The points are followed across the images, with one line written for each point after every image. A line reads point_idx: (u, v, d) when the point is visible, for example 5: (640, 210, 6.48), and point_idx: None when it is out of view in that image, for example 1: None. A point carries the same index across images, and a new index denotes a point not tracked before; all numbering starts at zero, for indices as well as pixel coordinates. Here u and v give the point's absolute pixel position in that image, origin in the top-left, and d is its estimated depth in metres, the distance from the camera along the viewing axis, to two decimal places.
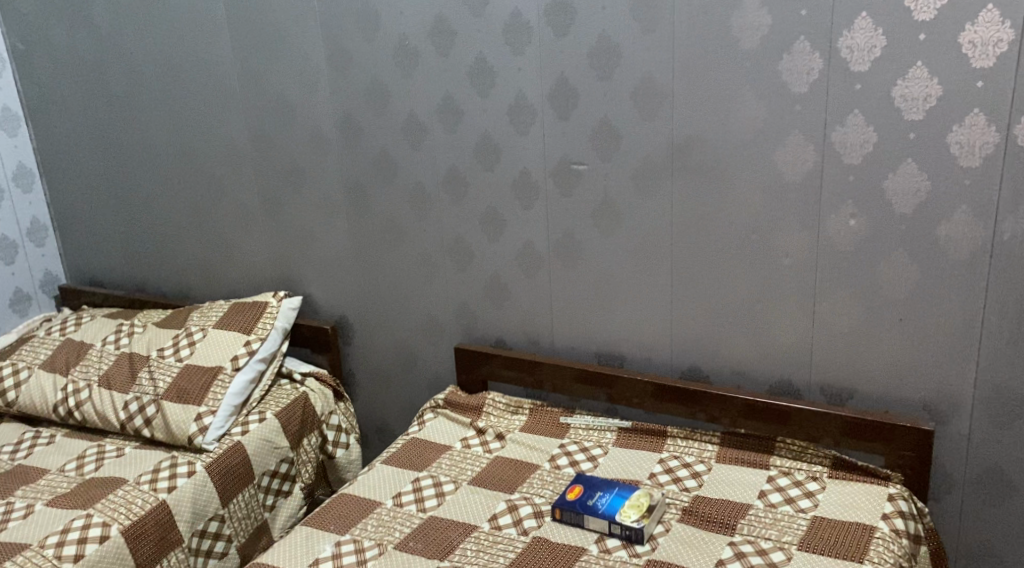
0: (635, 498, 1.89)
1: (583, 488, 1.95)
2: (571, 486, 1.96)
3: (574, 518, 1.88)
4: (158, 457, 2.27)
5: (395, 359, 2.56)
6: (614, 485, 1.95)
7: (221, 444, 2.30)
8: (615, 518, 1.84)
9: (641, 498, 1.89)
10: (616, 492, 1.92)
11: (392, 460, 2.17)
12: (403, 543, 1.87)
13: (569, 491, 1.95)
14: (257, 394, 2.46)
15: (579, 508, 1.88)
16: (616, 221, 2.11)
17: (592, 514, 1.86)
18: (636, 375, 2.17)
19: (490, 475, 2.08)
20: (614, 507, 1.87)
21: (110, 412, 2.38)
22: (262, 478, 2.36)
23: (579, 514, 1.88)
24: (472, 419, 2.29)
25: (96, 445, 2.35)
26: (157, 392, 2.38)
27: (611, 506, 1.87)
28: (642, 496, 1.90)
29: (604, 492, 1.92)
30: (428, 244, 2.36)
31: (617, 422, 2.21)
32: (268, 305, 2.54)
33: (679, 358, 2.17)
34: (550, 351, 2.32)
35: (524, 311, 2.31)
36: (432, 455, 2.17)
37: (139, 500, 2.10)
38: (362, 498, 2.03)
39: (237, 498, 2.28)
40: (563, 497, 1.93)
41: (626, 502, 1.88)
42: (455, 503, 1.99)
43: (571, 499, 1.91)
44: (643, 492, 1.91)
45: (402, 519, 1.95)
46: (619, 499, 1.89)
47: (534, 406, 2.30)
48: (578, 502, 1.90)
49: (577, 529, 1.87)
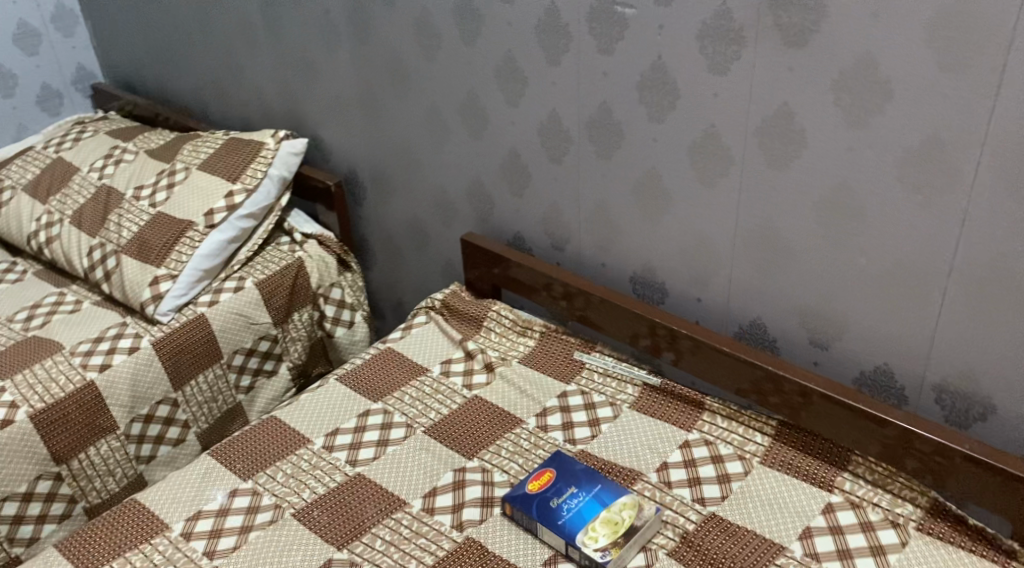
0: (611, 513, 1.36)
1: (553, 479, 1.42)
2: (538, 470, 1.44)
3: (524, 523, 1.38)
4: (110, 322, 1.93)
5: (405, 234, 2.03)
6: (598, 482, 1.41)
7: (179, 317, 1.92)
8: (575, 540, 1.31)
9: (623, 514, 1.35)
10: (593, 497, 1.38)
11: (351, 377, 1.70)
12: (305, 511, 1.44)
13: (531, 478, 1.43)
14: (243, 256, 2.05)
15: (535, 511, 1.36)
16: (671, 100, 1.41)
17: (547, 526, 1.34)
18: (677, 325, 1.54)
19: (454, 424, 1.58)
20: (584, 523, 1.34)
21: (75, 257, 2.03)
22: (233, 357, 1.98)
23: (531, 521, 1.36)
24: (463, 336, 1.75)
25: (57, 293, 2.04)
26: (120, 243, 1.99)
27: (578, 519, 1.34)
28: (626, 511, 1.35)
29: (578, 493, 1.39)
30: (436, 95, 1.75)
31: (644, 375, 1.61)
32: (264, 148, 2.05)
33: (740, 308, 1.50)
34: (576, 263, 1.70)
35: (546, 204, 1.68)
36: (400, 379, 1.68)
37: (61, 380, 1.79)
38: (289, 429, 1.60)
39: (196, 379, 1.94)
40: (523, 486, 1.42)
41: (599, 514, 1.35)
42: (394, 460, 1.52)
43: (531, 494, 1.39)
44: (631, 503, 1.37)
45: (322, 473, 1.51)
46: (594, 509, 1.36)
47: (546, 331, 1.73)
48: (536, 500, 1.38)
49: (524, 539, 1.37)
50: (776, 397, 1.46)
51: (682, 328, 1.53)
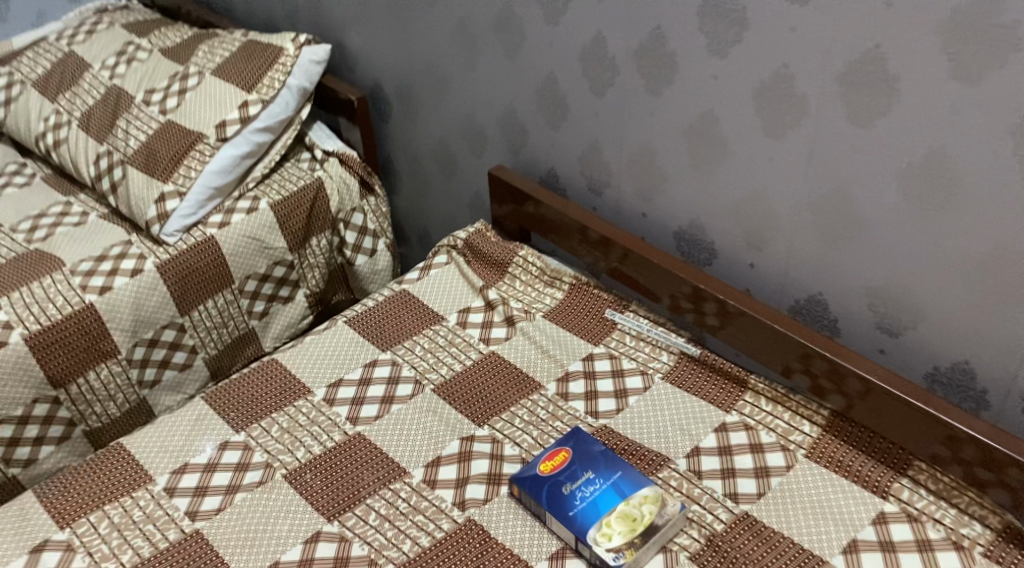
0: (628, 507, 1.21)
1: (567, 460, 1.28)
2: (552, 449, 1.30)
3: (531, 509, 1.24)
4: (114, 239, 1.80)
5: (433, 158, 1.85)
6: (617, 467, 1.27)
7: (185, 239, 1.78)
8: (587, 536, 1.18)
9: (643, 509, 1.21)
10: (611, 486, 1.24)
11: (360, 321, 1.55)
12: (297, 473, 1.32)
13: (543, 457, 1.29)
14: (258, 173, 1.89)
15: (544, 498, 1.22)
16: (737, 31, 1.18)
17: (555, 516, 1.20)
18: (720, 293, 1.37)
19: (467, 384, 1.43)
20: (598, 515, 1.20)
21: (81, 164, 1.89)
22: (245, 283, 1.85)
23: (539, 508, 1.23)
24: (485, 283, 1.59)
25: (64, 203, 1.92)
26: (126, 152, 1.85)
27: (591, 511, 1.21)
28: (646, 506, 1.21)
29: (595, 480, 1.25)
30: (469, 6, 1.53)
31: (683, 343, 1.45)
32: (282, 54, 1.87)
33: (797, 279, 1.31)
34: (616, 210, 1.52)
35: (586, 141, 1.48)
36: (412, 328, 1.53)
37: (59, 300, 1.68)
38: (288, 376, 1.47)
39: (205, 304, 1.81)
40: (535, 465, 1.28)
41: (616, 507, 1.21)
42: (397, 422, 1.38)
43: (541, 477, 1.25)
44: (653, 497, 1.22)
45: (319, 430, 1.38)
46: (610, 500, 1.22)
47: (576, 283, 1.57)
48: (548, 484, 1.24)
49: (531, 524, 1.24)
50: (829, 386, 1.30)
51: (727, 297, 1.37)
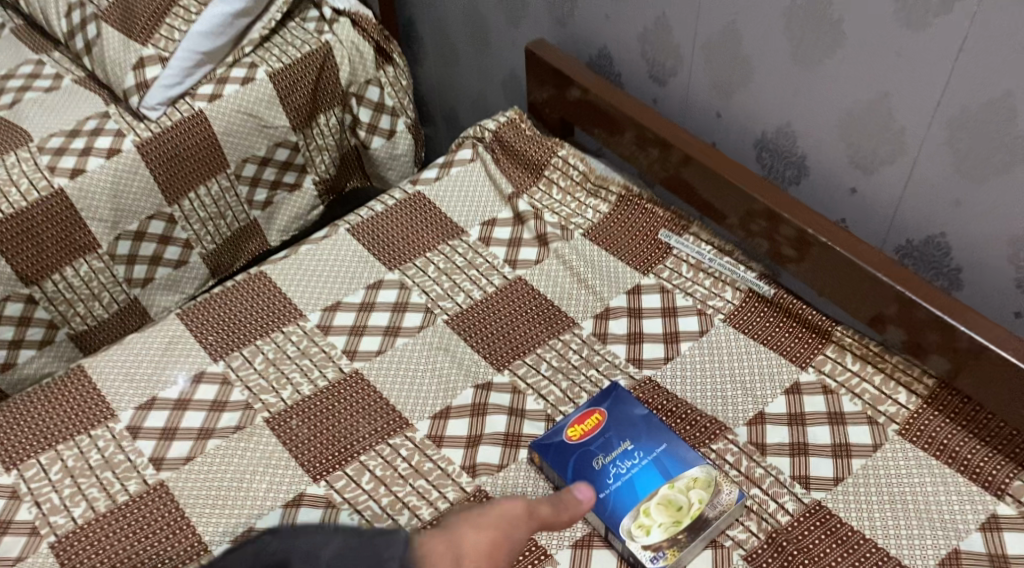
0: (672, 491, 1.00)
1: (602, 425, 1.06)
2: (584, 409, 1.08)
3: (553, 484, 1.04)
4: (90, 110, 1.55)
5: (461, 26, 1.54)
6: (661, 439, 1.05)
7: (170, 115, 1.52)
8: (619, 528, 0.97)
9: (690, 496, 0.99)
10: (652, 463, 1.02)
11: (365, 230, 1.31)
12: (282, 419, 1.12)
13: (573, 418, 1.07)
14: (257, 35, 1.59)
15: (570, 475, 1.02)
16: None
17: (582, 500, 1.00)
18: (802, 221, 1.12)
19: (488, 317, 1.20)
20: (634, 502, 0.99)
21: (52, 18, 1.62)
22: (242, 168, 1.60)
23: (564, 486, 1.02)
24: (516, 190, 1.34)
25: (36, 63, 1.65)
26: (101, 5, 1.56)
27: (626, 495, 1.00)
28: (694, 493, 1.00)
29: (633, 454, 1.03)
30: None
31: (751, 279, 1.19)
32: None
33: (912, 213, 1.04)
34: (683, 106, 1.24)
35: (651, 17, 1.18)
36: (426, 242, 1.29)
37: (23, 184, 1.44)
38: (278, 294, 1.24)
39: (197, 191, 1.57)
40: (562, 430, 1.06)
41: (657, 491, 1.00)
42: (402, 360, 1.16)
43: (569, 447, 1.04)
44: (703, 481, 1.00)
45: (311, 364, 1.17)
46: (650, 482, 1.01)
47: (626, 194, 1.30)
48: (576, 457, 1.03)
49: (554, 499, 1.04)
50: (936, 347, 1.06)
51: (810, 227, 1.11)
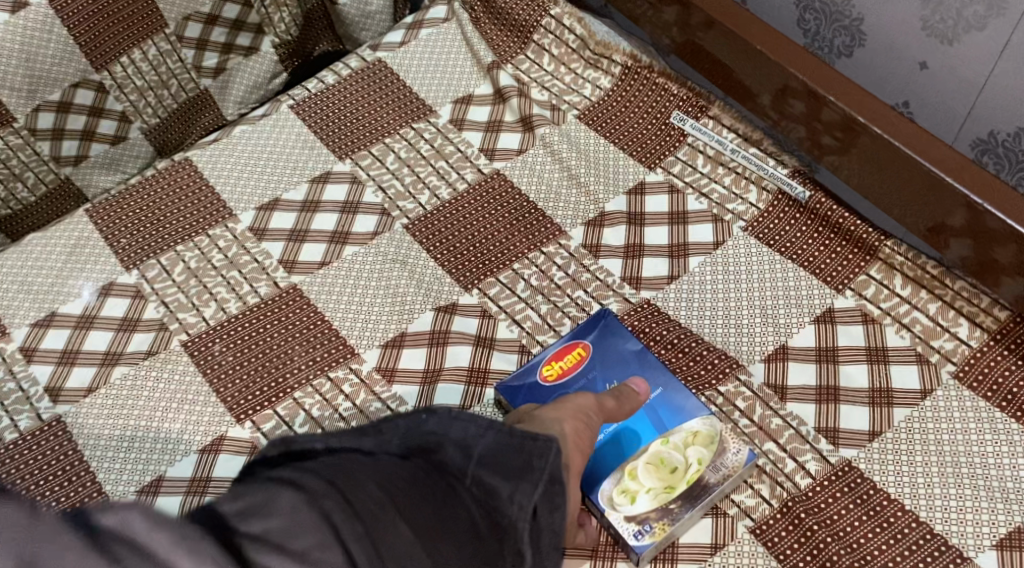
0: (666, 448, 0.80)
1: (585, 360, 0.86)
2: (565, 341, 0.87)
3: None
4: None
5: None
6: (657, 380, 0.84)
7: None
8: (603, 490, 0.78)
9: (687, 455, 0.80)
10: (644, 412, 0.82)
11: (312, 108, 1.07)
12: (204, 344, 0.93)
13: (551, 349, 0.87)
14: None
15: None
16: None
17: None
18: (851, 106, 0.87)
19: (457, 221, 0.98)
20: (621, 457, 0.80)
21: None
22: (184, 27, 1.33)
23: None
24: (498, 59, 1.09)
25: None
26: None
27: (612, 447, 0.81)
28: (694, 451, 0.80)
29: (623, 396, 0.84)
30: None
31: (783, 179, 0.95)
32: None
33: (999, 96, 0.79)
34: None
35: None
36: (386, 125, 1.05)
37: None
38: (204, 187, 1.03)
39: (130, 56, 1.30)
40: (536, 367, 0.86)
41: (648, 447, 0.80)
42: (350, 275, 0.96)
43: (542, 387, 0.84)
44: (705, 437, 0.80)
45: (240, 276, 0.97)
46: (640, 435, 0.81)
47: (633, 67, 1.05)
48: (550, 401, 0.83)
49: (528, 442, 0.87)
50: (1012, 272, 0.83)
51: (861, 114, 0.87)
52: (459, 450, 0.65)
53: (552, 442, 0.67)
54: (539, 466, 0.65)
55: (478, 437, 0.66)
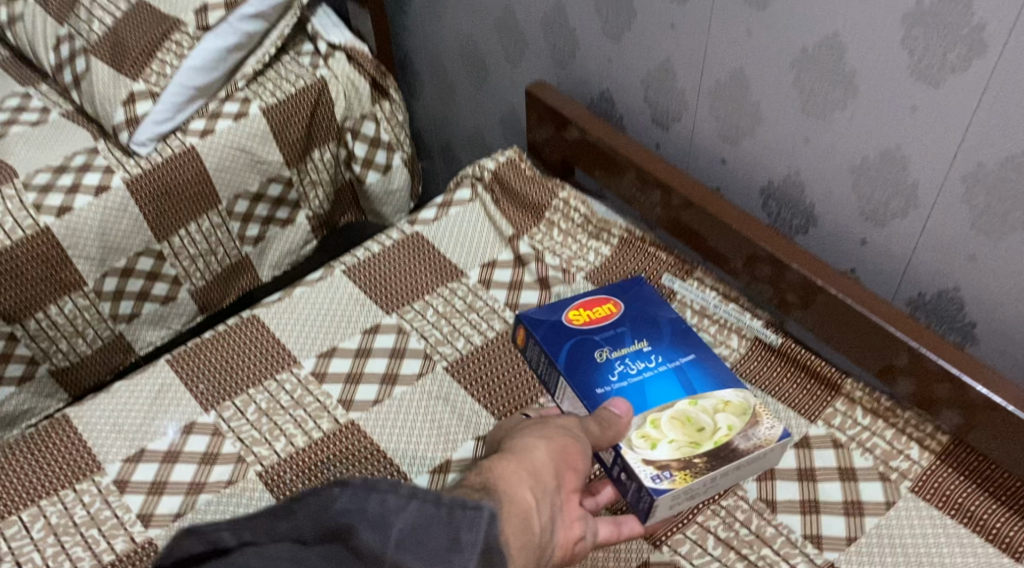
0: (695, 409, 0.98)
1: (616, 316, 1.10)
2: (601, 314, 1.11)
3: (541, 359, 1.07)
4: (77, 144, 1.51)
5: (459, 61, 1.52)
6: (665, 350, 1.06)
7: (162, 150, 1.49)
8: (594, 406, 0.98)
9: (715, 421, 0.97)
10: (656, 365, 1.03)
11: (361, 273, 1.27)
12: (276, 473, 1.08)
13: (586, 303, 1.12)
14: (251, 69, 1.56)
15: (572, 349, 1.04)
16: None
17: (568, 373, 1.02)
18: (810, 271, 1.09)
19: (489, 366, 1.16)
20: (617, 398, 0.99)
21: (38, 50, 1.58)
22: (234, 204, 1.56)
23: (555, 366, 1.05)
24: (517, 230, 1.31)
25: (20, 95, 1.61)
26: (90, 38, 1.52)
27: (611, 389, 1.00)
28: (725, 416, 0.98)
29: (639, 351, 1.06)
30: None
31: (758, 328, 1.17)
32: None
33: (926, 267, 1.01)
34: (687, 151, 1.21)
35: (656, 59, 1.16)
36: (423, 286, 1.25)
37: (9, 222, 1.41)
38: (273, 340, 1.21)
39: (187, 228, 1.53)
40: (572, 319, 1.09)
41: (678, 405, 0.98)
42: (400, 412, 1.13)
43: (571, 326, 1.08)
44: (733, 409, 0.98)
45: (304, 415, 1.13)
46: (648, 376, 1.01)
47: (630, 238, 1.28)
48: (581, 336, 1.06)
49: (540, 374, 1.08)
50: (947, 401, 1.03)
51: (819, 278, 1.08)
52: (374, 529, 0.64)
53: (481, 510, 0.68)
54: (468, 541, 0.67)
55: (398, 510, 0.66)
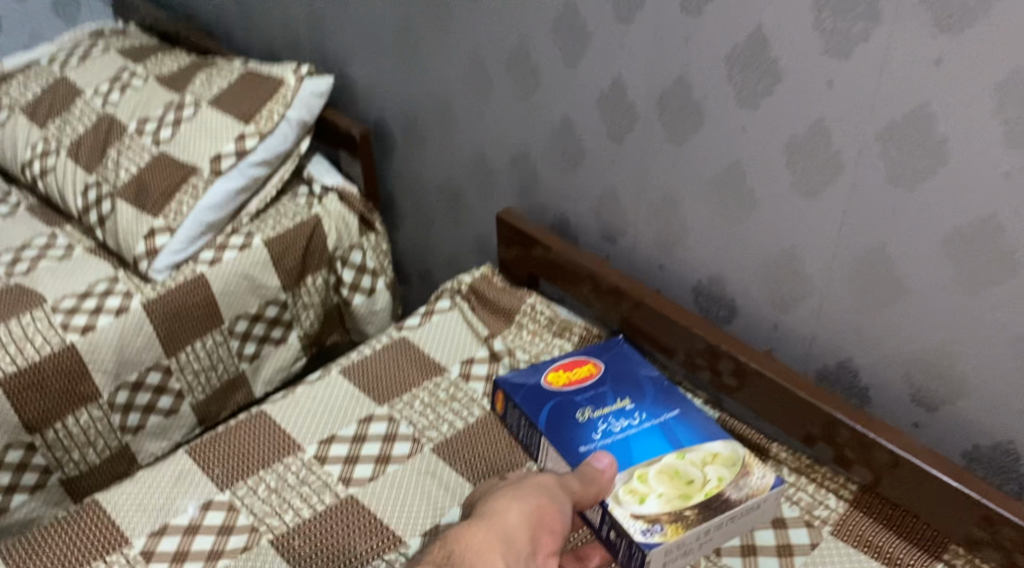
0: (680, 463, 1.20)
1: (590, 383, 1.35)
2: (578, 380, 1.35)
3: (521, 424, 1.31)
4: (99, 273, 1.72)
5: (437, 196, 1.77)
6: (642, 408, 1.30)
7: (175, 276, 1.70)
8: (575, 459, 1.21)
9: (702, 473, 1.19)
10: (643, 424, 1.27)
11: (356, 372, 1.47)
12: (285, 539, 1.23)
13: (572, 367, 1.38)
14: (254, 207, 1.81)
15: (553, 414, 1.29)
16: (768, 83, 1.10)
17: (550, 431, 1.26)
18: (737, 352, 1.29)
19: (470, 445, 1.35)
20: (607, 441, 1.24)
21: (68, 195, 1.81)
22: (235, 323, 1.76)
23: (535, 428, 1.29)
24: (491, 332, 1.52)
25: (49, 233, 1.83)
26: (116, 184, 1.77)
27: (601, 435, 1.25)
28: (713, 469, 1.19)
29: (622, 407, 1.30)
30: (481, 40, 1.46)
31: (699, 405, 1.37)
32: (283, 86, 1.79)
33: (827, 343, 1.22)
34: (630, 261, 1.44)
35: (600, 187, 1.41)
36: (410, 381, 1.45)
37: (38, 340, 1.58)
38: (278, 430, 1.38)
39: (193, 346, 1.72)
40: (552, 385, 1.34)
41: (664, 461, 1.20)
42: (393, 485, 1.30)
43: (551, 392, 1.33)
44: (719, 461, 1.21)
45: (309, 491, 1.29)
46: (633, 435, 1.25)
47: (587, 336, 1.49)
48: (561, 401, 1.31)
49: (524, 436, 1.32)
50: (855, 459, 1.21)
51: (741, 354, 1.29)
52: None
53: None
54: None
55: None
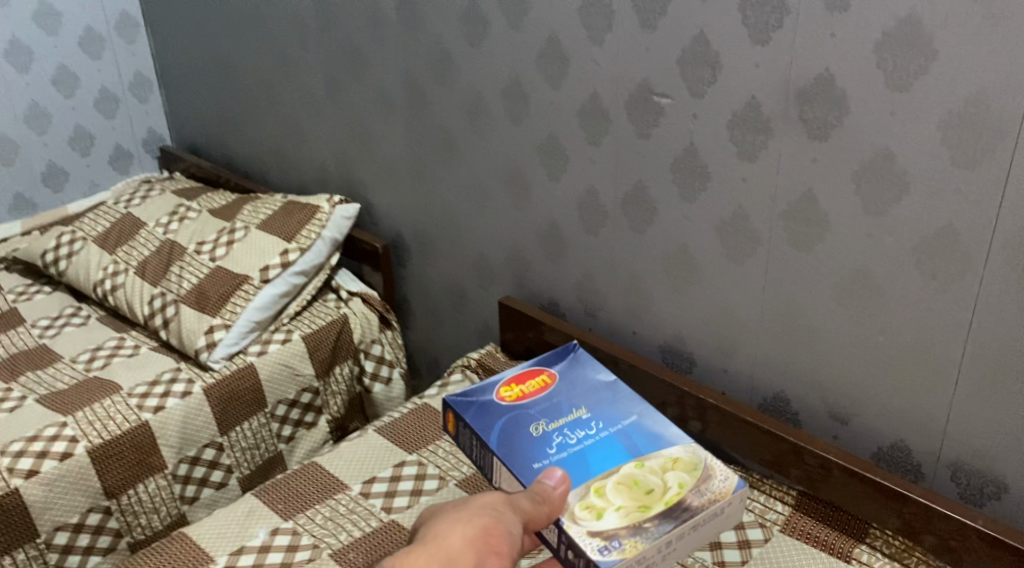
0: (639, 472, 1.33)
1: (538, 400, 1.51)
2: (526, 394, 1.52)
3: (471, 442, 1.45)
4: (165, 366, 2.05)
5: (446, 295, 2.15)
6: (593, 418, 1.46)
7: (229, 365, 2.03)
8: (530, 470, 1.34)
9: (661, 480, 1.31)
10: (595, 430, 1.43)
11: (388, 430, 1.80)
12: (341, 553, 1.52)
13: (527, 385, 1.54)
14: (292, 310, 2.17)
15: (504, 428, 1.43)
16: (700, 183, 1.52)
17: (505, 441, 1.40)
18: (683, 384, 1.65)
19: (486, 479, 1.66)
20: (562, 453, 1.38)
21: (135, 306, 2.15)
22: (276, 406, 2.08)
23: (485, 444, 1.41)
24: None
25: (117, 337, 2.17)
26: (179, 292, 2.13)
27: (556, 447, 1.39)
28: (670, 477, 1.31)
29: (578, 417, 1.47)
30: (483, 167, 1.88)
31: None
32: (320, 210, 2.19)
33: (763, 379, 1.59)
34: (608, 331, 1.82)
35: (581, 273, 1.80)
36: (433, 435, 1.78)
37: (118, 418, 1.89)
38: (327, 476, 1.69)
39: (242, 425, 2.03)
40: (505, 401, 1.49)
41: (624, 472, 1.33)
42: None
43: (504, 406, 1.48)
44: (673, 468, 1.33)
45: (358, 517, 1.59)
46: (587, 442, 1.40)
47: None
48: (515, 415, 1.46)
49: (476, 456, 1.44)
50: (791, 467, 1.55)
51: (687, 388, 1.63)
52: None
53: None
54: None
55: None
